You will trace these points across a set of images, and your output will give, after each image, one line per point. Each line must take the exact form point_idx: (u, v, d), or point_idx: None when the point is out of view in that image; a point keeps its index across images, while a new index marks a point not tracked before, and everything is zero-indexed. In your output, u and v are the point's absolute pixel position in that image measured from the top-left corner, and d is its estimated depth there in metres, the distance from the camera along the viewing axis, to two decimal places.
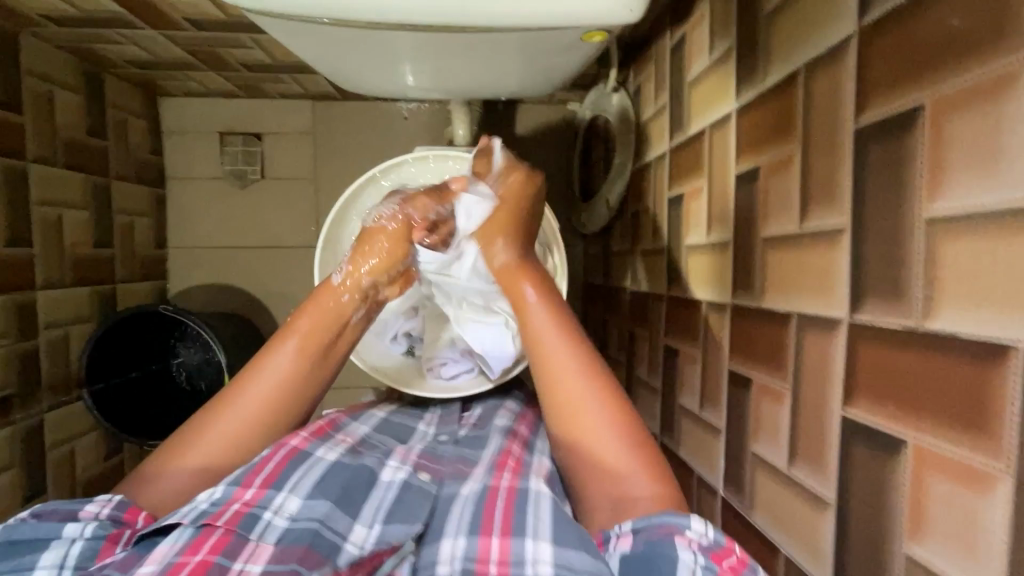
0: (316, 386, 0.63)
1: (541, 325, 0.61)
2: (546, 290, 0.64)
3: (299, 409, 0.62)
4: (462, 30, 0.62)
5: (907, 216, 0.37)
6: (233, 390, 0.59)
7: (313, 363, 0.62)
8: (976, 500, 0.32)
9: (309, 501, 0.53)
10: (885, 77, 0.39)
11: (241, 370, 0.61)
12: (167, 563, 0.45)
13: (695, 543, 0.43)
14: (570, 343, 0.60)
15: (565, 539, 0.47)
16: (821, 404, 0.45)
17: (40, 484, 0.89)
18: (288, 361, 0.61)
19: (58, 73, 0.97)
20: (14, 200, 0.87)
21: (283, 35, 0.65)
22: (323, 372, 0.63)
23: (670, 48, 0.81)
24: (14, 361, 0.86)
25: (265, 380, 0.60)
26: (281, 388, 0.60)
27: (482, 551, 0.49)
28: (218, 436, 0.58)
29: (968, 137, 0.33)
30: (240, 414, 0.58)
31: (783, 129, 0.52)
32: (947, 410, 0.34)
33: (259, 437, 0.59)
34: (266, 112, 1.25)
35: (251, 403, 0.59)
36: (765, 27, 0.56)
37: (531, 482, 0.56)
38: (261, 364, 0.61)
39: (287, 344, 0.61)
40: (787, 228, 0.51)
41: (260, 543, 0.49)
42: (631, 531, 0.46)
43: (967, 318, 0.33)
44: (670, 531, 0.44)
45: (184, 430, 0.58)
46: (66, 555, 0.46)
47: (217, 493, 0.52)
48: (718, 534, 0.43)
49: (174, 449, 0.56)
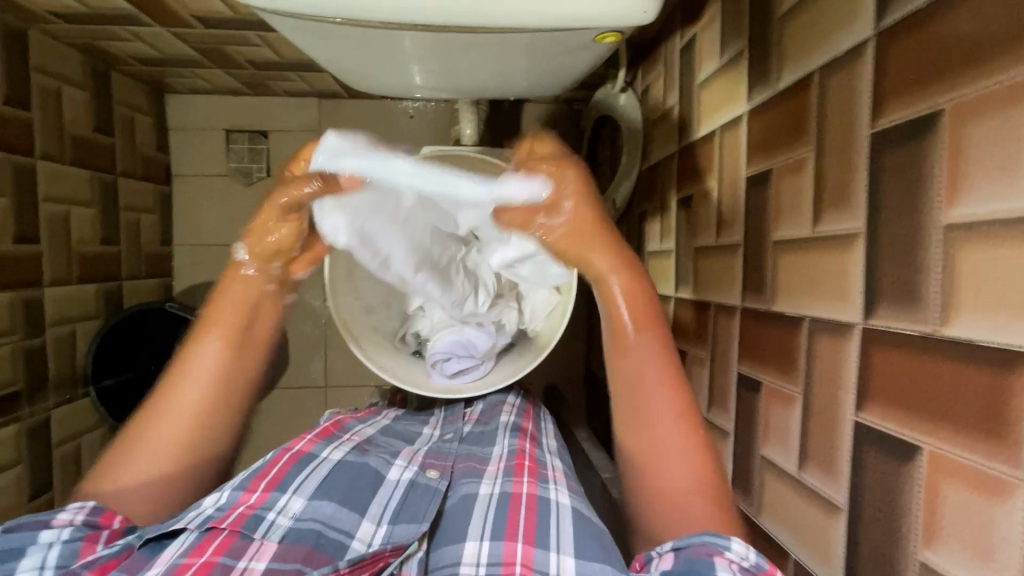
0: (249, 374, 0.62)
1: (639, 360, 0.58)
2: (651, 325, 0.58)
3: (243, 403, 0.61)
4: (473, 30, 0.62)
5: (924, 222, 0.37)
6: (167, 390, 0.58)
7: (241, 354, 0.61)
8: (993, 508, 0.32)
9: (314, 502, 0.54)
10: (902, 82, 0.39)
11: (168, 371, 0.59)
12: (172, 564, 0.45)
13: (737, 565, 0.42)
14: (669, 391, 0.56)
15: (587, 555, 0.48)
16: (833, 409, 0.45)
17: (47, 481, 0.89)
18: (211, 357, 0.59)
19: (65, 70, 0.97)
20: (22, 196, 0.87)
21: (293, 33, 0.65)
22: (253, 361, 0.62)
23: (680, 48, 0.81)
24: (21, 357, 0.86)
25: (196, 377, 0.58)
26: (215, 376, 0.59)
27: (507, 555, 0.49)
28: (154, 443, 0.55)
29: (987, 143, 0.33)
30: (175, 417, 0.57)
31: (796, 133, 0.52)
32: (962, 416, 0.34)
33: (202, 438, 0.58)
34: (272, 109, 1.24)
35: (184, 405, 0.57)
36: (778, 29, 0.56)
37: (551, 491, 0.56)
38: (189, 358, 0.59)
39: (210, 335, 0.60)
40: (801, 232, 0.50)
41: (264, 541, 0.49)
42: (672, 550, 0.45)
43: (988, 326, 0.33)
44: (709, 550, 0.42)
45: (119, 442, 0.55)
46: (45, 558, 0.46)
47: (222, 498, 0.52)
48: (759, 557, 0.42)
49: (112, 462, 0.54)
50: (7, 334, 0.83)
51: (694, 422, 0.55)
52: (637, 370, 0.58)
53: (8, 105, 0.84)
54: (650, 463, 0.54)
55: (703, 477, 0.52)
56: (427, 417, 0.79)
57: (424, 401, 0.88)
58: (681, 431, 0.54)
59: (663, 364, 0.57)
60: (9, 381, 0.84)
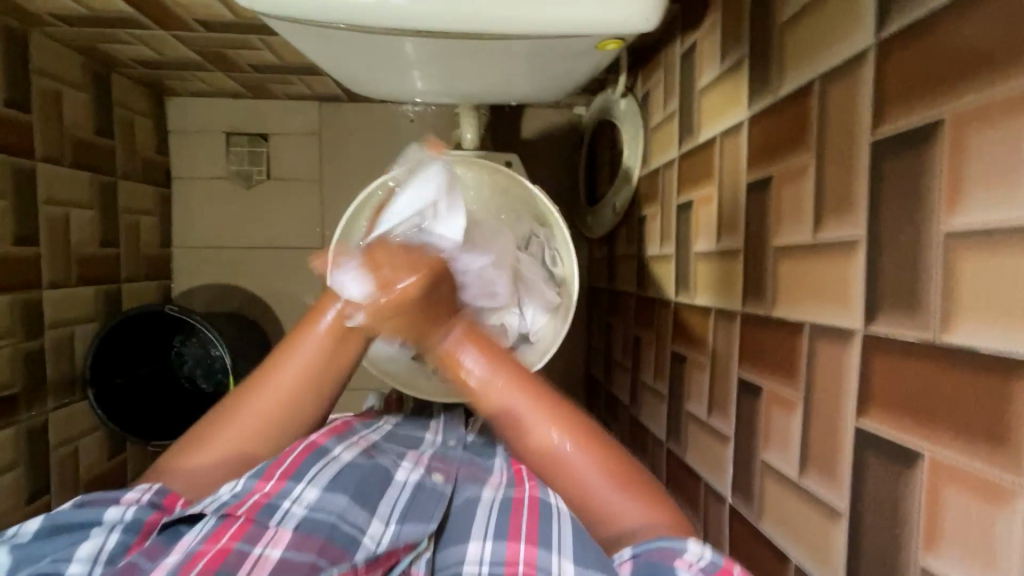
0: (342, 374, 0.56)
1: (495, 391, 0.51)
2: (492, 351, 0.53)
3: (329, 399, 0.56)
4: (476, 36, 0.62)
5: (925, 230, 0.38)
6: (263, 372, 0.55)
7: (339, 352, 0.55)
8: (994, 514, 0.33)
9: (327, 494, 0.53)
10: (903, 91, 0.40)
11: (277, 345, 0.56)
12: (189, 552, 0.45)
13: (694, 566, 0.41)
14: (539, 405, 0.51)
15: (586, 561, 0.46)
16: (834, 414, 0.46)
17: (45, 483, 0.89)
18: (310, 349, 0.55)
19: (67, 72, 0.97)
20: (22, 199, 0.87)
21: (296, 38, 0.65)
22: (349, 361, 0.56)
23: (680, 55, 0.82)
24: (19, 360, 0.86)
25: (291, 367, 0.54)
26: (313, 370, 0.55)
27: (510, 554, 0.49)
28: (239, 427, 0.54)
29: (989, 152, 0.34)
30: (264, 403, 0.54)
31: (797, 140, 0.52)
32: (962, 423, 0.35)
33: (285, 428, 0.55)
34: (273, 112, 1.24)
35: (273, 394, 0.54)
36: (779, 37, 0.57)
37: (553, 495, 0.56)
38: (294, 340, 0.55)
39: (318, 324, 0.55)
40: (801, 238, 0.51)
41: (279, 530, 0.49)
42: (631, 557, 0.44)
43: (988, 333, 0.33)
44: (669, 555, 0.41)
45: (212, 415, 0.55)
46: (102, 546, 0.47)
47: (238, 484, 0.51)
48: (716, 555, 0.41)
49: (200, 437, 0.54)
50: (5, 337, 0.83)
51: (584, 425, 0.51)
52: (495, 403, 0.52)
53: (9, 107, 0.84)
54: (565, 485, 0.51)
55: (623, 477, 0.49)
56: (428, 422, 0.77)
57: (424, 405, 0.87)
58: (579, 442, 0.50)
59: (521, 374, 0.53)
60: (7, 384, 0.83)
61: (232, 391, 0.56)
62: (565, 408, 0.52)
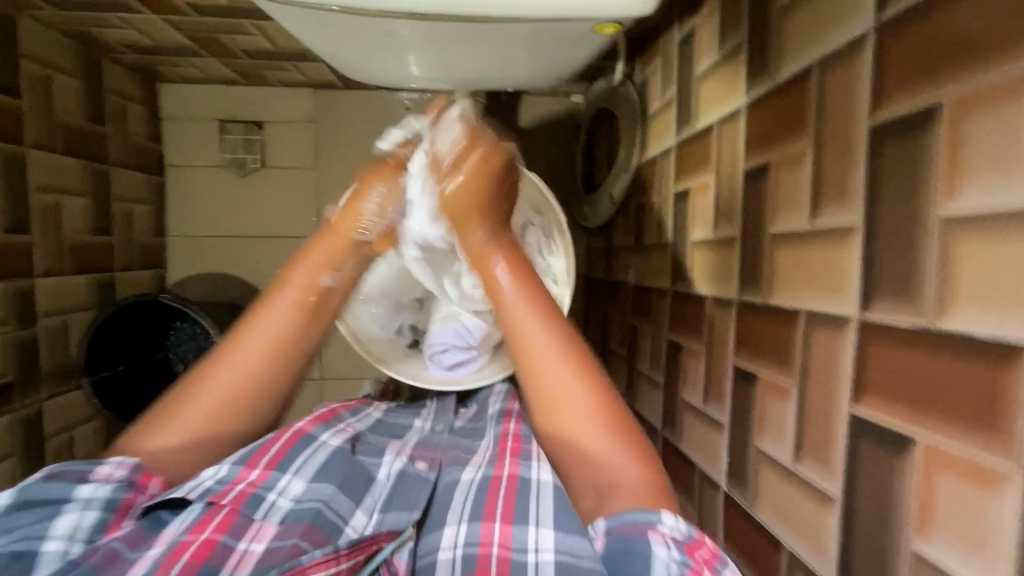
0: (313, 343, 0.58)
1: (515, 303, 0.56)
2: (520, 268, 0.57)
3: (299, 368, 0.57)
4: (471, 20, 0.61)
5: (922, 216, 0.37)
6: (231, 343, 0.55)
7: (309, 319, 0.57)
8: (986, 499, 0.33)
9: (313, 484, 0.53)
10: (902, 76, 0.39)
11: (240, 318, 0.57)
12: (173, 543, 0.45)
13: (670, 536, 0.42)
14: (553, 327, 0.55)
15: (566, 527, 0.48)
16: (829, 402, 0.46)
17: (40, 472, 0.89)
18: (281, 315, 0.56)
19: (57, 57, 0.95)
20: (12, 186, 0.85)
21: (289, 21, 0.64)
22: (319, 331, 0.58)
23: (679, 41, 0.81)
24: (12, 349, 0.85)
25: (262, 330, 0.56)
26: (281, 340, 0.56)
27: (484, 535, 0.49)
28: (208, 399, 0.54)
29: (987, 137, 0.33)
30: (232, 374, 0.54)
31: (795, 126, 0.52)
32: (954, 409, 0.35)
33: (253, 399, 0.55)
34: (266, 99, 1.23)
35: (242, 363, 0.55)
36: (778, 22, 0.56)
37: (532, 470, 0.55)
38: (262, 312, 0.56)
39: (287, 293, 0.57)
40: (798, 226, 0.50)
41: (264, 522, 0.49)
42: (605, 530, 0.45)
43: (986, 319, 0.33)
44: (642, 527, 0.43)
45: (176, 390, 0.54)
46: (76, 526, 0.46)
47: (222, 472, 0.52)
48: (689, 526, 0.43)
49: (164, 414, 0.53)
50: None
51: (584, 358, 0.55)
52: (519, 313, 0.56)
53: None
54: (555, 417, 0.53)
55: (606, 417, 0.52)
56: (422, 407, 0.79)
57: (420, 394, 0.87)
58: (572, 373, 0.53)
59: (542, 297, 0.57)
60: (1, 372, 0.83)
61: (195, 368, 0.55)
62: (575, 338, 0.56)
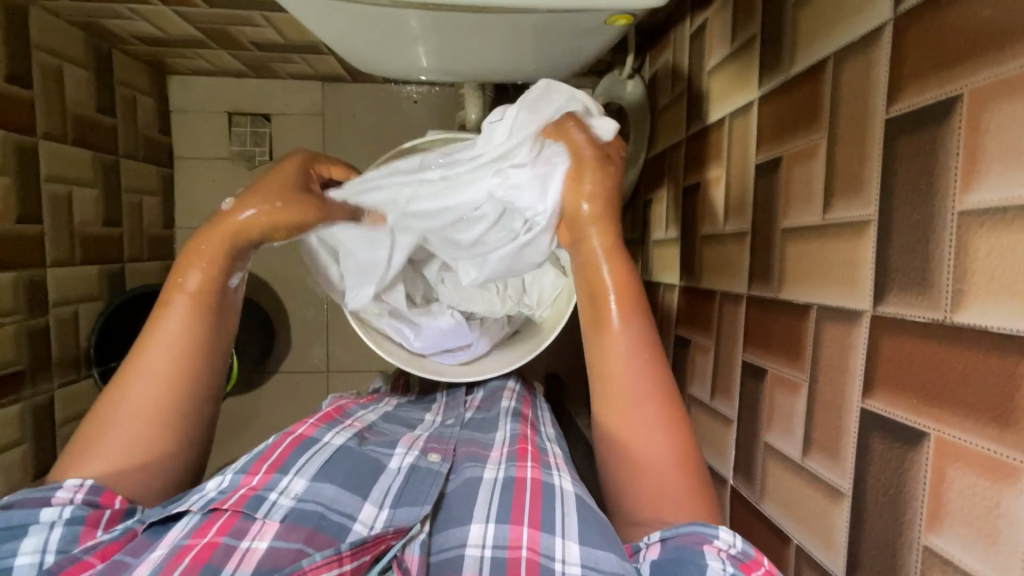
0: (218, 341, 0.61)
1: (626, 343, 0.56)
2: (634, 307, 0.57)
3: (208, 364, 0.60)
4: (484, 11, 0.61)
5: (937, 210, 0.37)
6: (134, 364, 0.56)
7: (206, 327, 0.59)
8: (999, 492, 0.33)
9: (315, 484, 0.53)
10: (917, 69, 0.39)
11: (138, 337, 0.58)
12: (176, 546, 0.45)
13: (724, 552, 0.43)
14: (649, 369, 0.56)
15: (592, 541, 0.47)
16: (839, 396, 0.46)
17: (52, 460, 0.90)
18: (177, 323, 0.58)
19: (66, 48, 0.96)
20: (24, 176, 0.86)
21: (303, 12, 0.64)
22: (220, 326, 0.61)
23: (689, 35, 0.80)
24: (24, 337, 0.86)
25: (163, 344, 0.57)
26: (183, 348, 0.58)
27: (512, 538, 0.49)
28: (123, 430, 0.54)
29: (1007, 128, 0.33)
30: (143, 395, 0.55)
31: (808, 120, 0.51)
32: (969, 402, 0.34)
33: (176, 416, 0.56)
34: (275, 92, 1.23)
35: (152, 374, 0.56)
36: (792, 15, 0.55)
37: (555, 477, 0.56)
38: (157, 324, 0.58)
39: (177, 302, 0.58)
40: (810, 219, 0.50)
41: (267, 521, 0.49)
42: (660, 540, 0.47)
43: (997, 310, 0.33)
44: (698, 539, 0.44)
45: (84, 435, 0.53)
46: (47, 540, 0.46)
47: (225, 481, 0.52)
48: (746, 545, 0.44)
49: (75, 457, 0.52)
50: (10, 314, 0.83)
51: (671, 409, 0.55)
52: (621, 351, 0.57)
53: (8, 82, 0.83)
54: (632, 448, 0.54)
55: (679, 458, 0.53)
56: (428, 404, 0.78)
57: (428, 386, 0.88)
58: (653, 401, 0.55)
59: (649, 342, 0.57)
60: (13, 361, 0.84)
61: (98, 406, 0.55)
62: (664, 386, 0.56)
